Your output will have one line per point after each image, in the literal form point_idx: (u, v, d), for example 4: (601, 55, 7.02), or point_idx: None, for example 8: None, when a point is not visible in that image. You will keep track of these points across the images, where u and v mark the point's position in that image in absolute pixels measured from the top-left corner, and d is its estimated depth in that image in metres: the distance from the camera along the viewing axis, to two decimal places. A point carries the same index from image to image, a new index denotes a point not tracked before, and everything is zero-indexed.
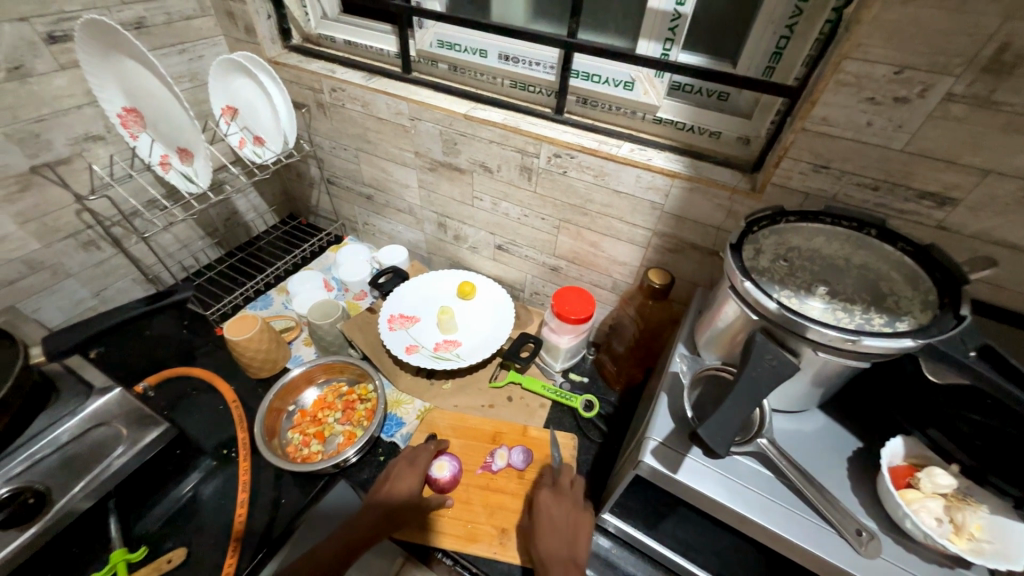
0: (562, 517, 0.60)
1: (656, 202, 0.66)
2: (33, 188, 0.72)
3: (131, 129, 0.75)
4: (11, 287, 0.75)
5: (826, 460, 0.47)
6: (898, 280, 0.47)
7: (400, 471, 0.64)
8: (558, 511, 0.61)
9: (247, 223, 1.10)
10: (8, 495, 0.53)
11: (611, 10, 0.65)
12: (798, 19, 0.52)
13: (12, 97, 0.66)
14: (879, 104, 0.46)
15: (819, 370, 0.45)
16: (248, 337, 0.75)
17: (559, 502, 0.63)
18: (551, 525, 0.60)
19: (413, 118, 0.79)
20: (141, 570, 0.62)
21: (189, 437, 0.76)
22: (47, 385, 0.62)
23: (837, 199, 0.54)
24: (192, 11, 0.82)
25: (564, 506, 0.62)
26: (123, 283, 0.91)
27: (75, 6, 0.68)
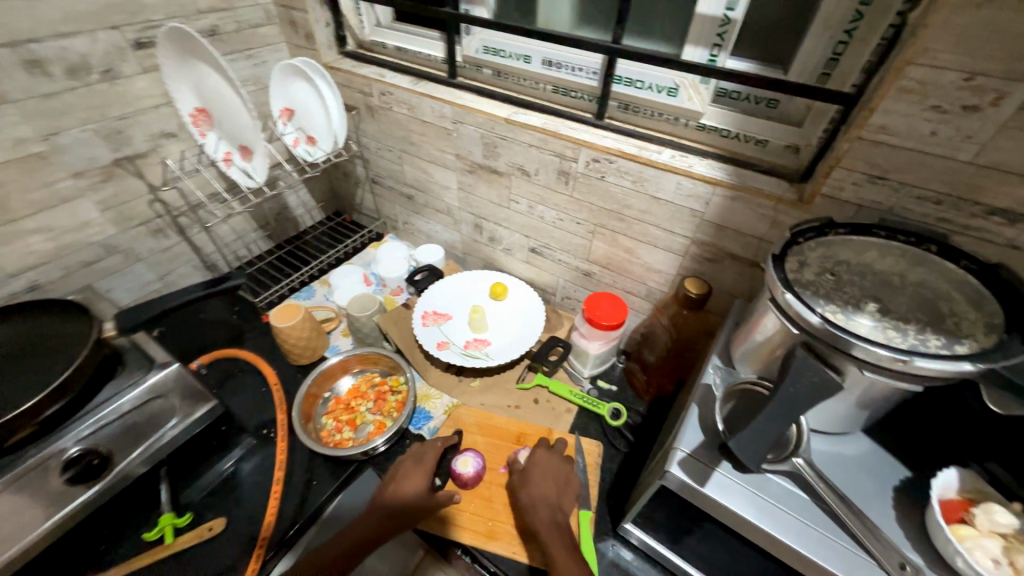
0: (548, 471, 0.66)
1: (696, 210, 0.65)
2: (114, 179, 0.79)
3: (200, 128, 0.82)
4: (91, 267, 0.83)
5: (869, 488, 0.44)
6: (959, 301, 0.44)
7: (406, 470, 0.66)
8: (545, 467, 0.66)
9: (296, 218, 1.16)
10: (78, 454, 0.59)
11: (657, 16, 0.64)
12: (857, 23, 0.50)
13: (102, 97, 0.73)
14: (946, 113, 0.43)
15: (866, 391, 0.43)
16: (292, 324, 0.80)
17: (548, 460, 0.67)
18: (538, 478, 0.65)
19: (456, 122, 0.82)
20: (185, 535, 0.67)
21: (234, 415, 0.81)
22: (115, 356, 0.67)
23: (894, 213, 0.51)
24: (260, 20, 0.89)
25: (552, 462, 0.67)
26: (184, 269, 0.99)
27: (160, 16, 0.75)
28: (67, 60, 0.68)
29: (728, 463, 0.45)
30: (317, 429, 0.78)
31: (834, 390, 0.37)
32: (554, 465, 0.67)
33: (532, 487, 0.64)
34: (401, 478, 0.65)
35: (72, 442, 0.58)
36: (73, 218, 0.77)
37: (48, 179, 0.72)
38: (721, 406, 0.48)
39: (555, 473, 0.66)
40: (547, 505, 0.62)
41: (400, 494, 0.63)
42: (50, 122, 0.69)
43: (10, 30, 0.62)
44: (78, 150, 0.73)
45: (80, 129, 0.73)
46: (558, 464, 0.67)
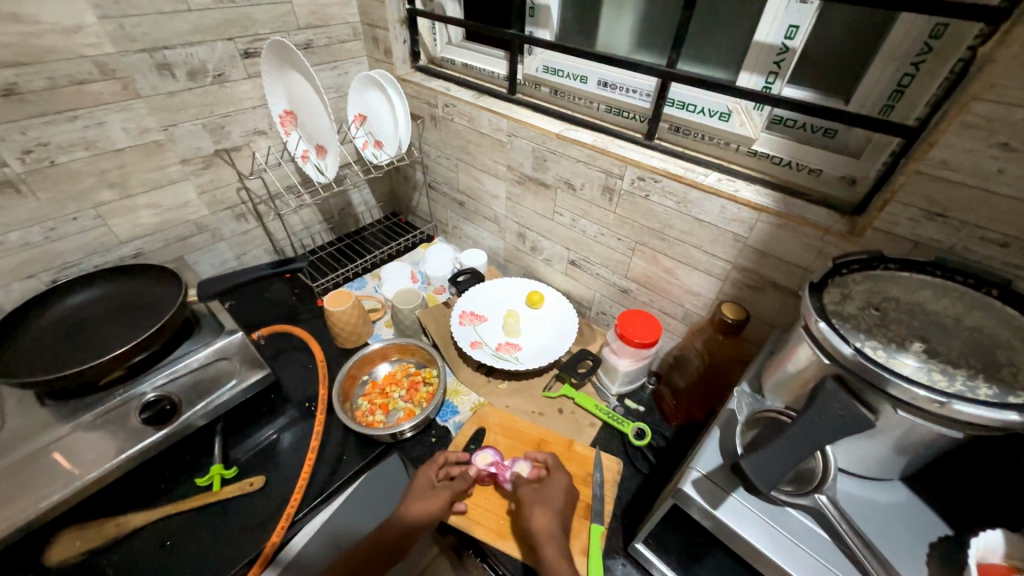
0: (556, 496, 0.64)
1: (739, 235, 0.64)
2: (212, 167, 0.92)
3: (286, 127, 0.93)
4: (184, 241, 0.95)
5: (900, 539, 0.42)
6: (1019, 350, 0.41)
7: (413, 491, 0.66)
8: (552, 492, 0.64)
9: (357, 215, 1.26)
10: (154, 399, 0.68)
11: (715, 43, 0.66)
12: (925, 57, 0.49)
13: (213, 97, 0.85)
14: (1015, 151, 0.41)
15: (902, 435, 0.41)
16: (342, 309, 0.87)
17: (555, 486, 0.65)
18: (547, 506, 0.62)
19: (510, 135, 0.86)
20: (230, 486, 0.73)
21: (283, 386, 0.89)
22: (193, 321, 0.78)
23: (954, 252, 0.48)
24: (347, 36, 1.00)
25: (558, 489, 0.65)
26: (257, 252, 1.10)
27: (266, 30, 0.87)
28: (189, 65, 0.80)
29: (744, 489, 0.44)
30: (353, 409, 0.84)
31: (862, 427, 0.35)
32: (561, 490, 0.65)
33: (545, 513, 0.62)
34: (411, 495, 0.66)
35: (150, 387, 0.68)
36: (176, 198, 0.90)
37: (162, 163, 0.84)
38: (743, 431, 0.47)
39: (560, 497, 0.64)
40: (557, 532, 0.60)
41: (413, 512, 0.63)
42: (170, 115, 0.82)
43: (151, 38, 0.74)
44: (188, 140, 0.86)
45: (192, 123, 0.85)
46: (565, 490, 0.65)
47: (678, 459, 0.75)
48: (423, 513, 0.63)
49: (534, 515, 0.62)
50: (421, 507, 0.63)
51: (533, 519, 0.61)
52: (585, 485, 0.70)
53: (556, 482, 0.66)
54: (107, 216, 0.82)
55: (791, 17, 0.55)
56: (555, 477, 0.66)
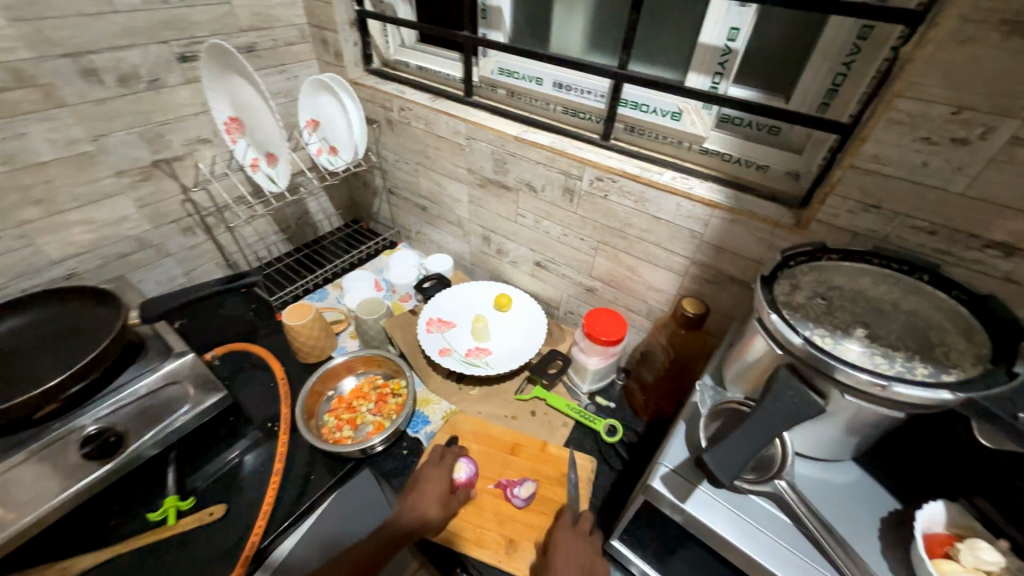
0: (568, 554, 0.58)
1: (696, 231, 0.66)
2: (152, 179, 0.86)
3: (232, 135, 0.88)
4: (124, 259, 0.89)
5: (855, 518, 0.44)
6: (950, 331, 0.44)
7: (419, 493, 0.64)
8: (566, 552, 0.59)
9: (315, 223, 1.22)
10: (95, 432, 0.62)
11: (664, 44, 0.67)
12: (855, 57, 0.52)
13: (147, 104, 0.80)
14: (936, 145, 0.44)
15: (850, 417, 0.43)
16: (302, 323, 0.83)
17: (567, 543, 0.60)
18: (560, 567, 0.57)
19: (469, 138, 0.85)
20: (187, 519, 0.68)
21: (242, 407, 0.84)
22: (138, 344, 0.72)
23: (890, 242, 0.51)
24: (294, 38, 0.96)
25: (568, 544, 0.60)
26: (208, 266, 1.04)
27: (204, 33, 0.82)
28: (119, 70, 0.75)
29: (709, 481, 0.46)
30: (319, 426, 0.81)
31: (813, 412, 0.38)
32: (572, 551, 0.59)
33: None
34: (415, 498, 0.64)
35: (91, 420, 0.62)
36: (112, 213, 0.83)
37: (95, 176, 0.78)
38: (706, 424, 0.49)
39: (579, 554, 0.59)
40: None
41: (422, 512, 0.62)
42: (101, 125, 0.76)
43: (74, 42, 0.69)
44: (123, 151, 0.80)
45: (126, 132, 0.79)
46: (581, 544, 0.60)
47: (650, 453, 0.77)
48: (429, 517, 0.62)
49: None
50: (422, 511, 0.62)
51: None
52: (560, 486, 0.70)
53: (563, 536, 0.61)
54: (34, 235, 0.75)
55: (732, 19, 0.57)
56: (560, 534, 0.62)
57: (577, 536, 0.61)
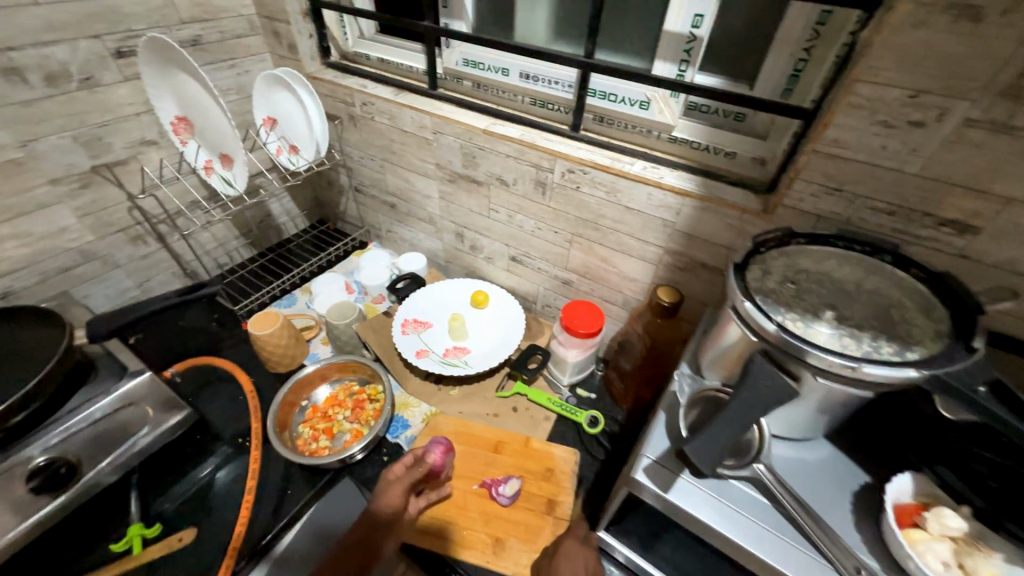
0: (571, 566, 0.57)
1: (668, 220, 0.66)
2: (93, 186, 0.79)
3: (181, 136, 0.82)
4: (67, 273, 0.82)
5: (830, 494, 0.45)
6: (911, 308, 0.45)
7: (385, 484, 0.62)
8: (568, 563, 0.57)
9: (279, 226, 1.16)
10: (44, 463, 0.57)
11: (628, 32, 0.66)
12: (815, 42, 0.52)
13: (81, 104, 0.73)
14: (893, 128, 0.45)
15: (822, 399, 0.44)
16: (269, 332, 0.80)
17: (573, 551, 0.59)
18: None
19: (436, 132, 0.83)
20: (154, 547, 0.65)
21: (210, 424, 0.80)
22: (88, 365, 0.67)
23: (853, 224, 0.52)
24: (243, 30, 0.90)
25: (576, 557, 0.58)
26: (163, 277, 0.98)
27: (141, 26, 0.76)
28: (46, 68, 0.68)
29: (691, 470, 0.46)
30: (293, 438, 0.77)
31: (785, 397, 0.37)
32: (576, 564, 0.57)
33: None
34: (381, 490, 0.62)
35: (40, 450, 0.58)
36: (49, 225, 0.77)
37: (26, 185, 0.72)
38: (685, 412, 0.49)
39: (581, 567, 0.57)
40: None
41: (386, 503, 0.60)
42: (28, 128, 0.69)
43: None
44: (57, 157, 0.74)
45: (59, 136, 0.73)
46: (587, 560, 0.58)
47: (632, 441, 0.77)
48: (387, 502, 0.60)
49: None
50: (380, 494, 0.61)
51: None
52: (545, 481, 0.70)
53: (569, 550, 0.59)
54: None
55: (694, 6, 0.57)
56: (569, 543, 0.60)
57: (584, 548, 0.59)
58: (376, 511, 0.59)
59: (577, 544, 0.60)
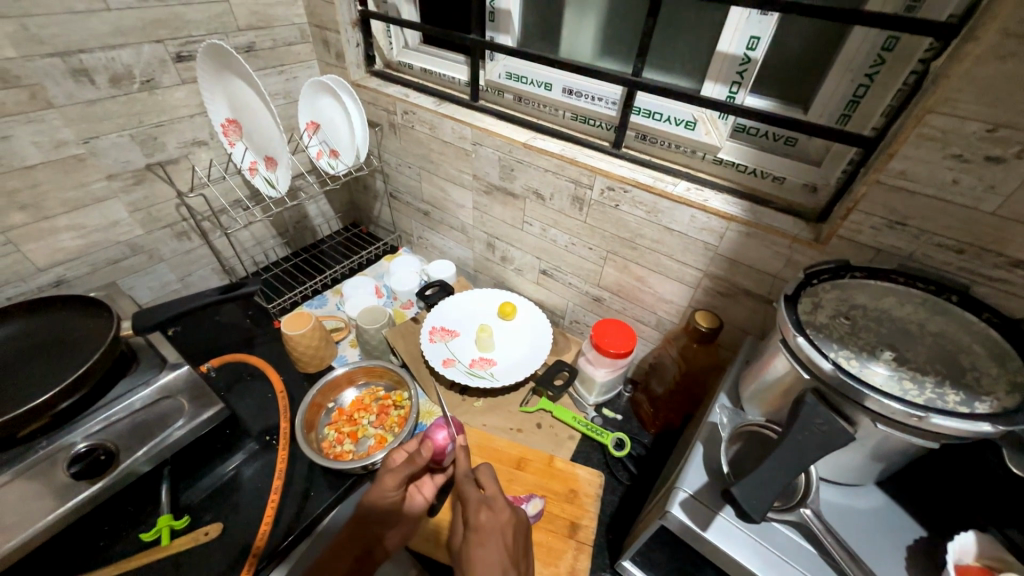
0: (487, 547, 0.50)
1: (710, 243, 0.64)
2: (145, 183, 0.83)
3: (230, 138, 0.86)
4: (115, 265, 0.86)
5: (883, 547, 0.42)
6: (980, 355, 0.43)
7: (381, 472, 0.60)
8: (484, 551, 0.49)
9: (315, 227, 1.19)
10: (86, 449, 0.59)
11: (678, 51, 0.66)
12: (879, 68, 0.50)
13: (140, 105, 0.77)
14: (968, 162, 0.42)
15: (879, 445, 0.41)
16: (301, 332, 0.81)
17: (491, 541, 0.51)
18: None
19: (475, 144, 0.83)
20: (181, 539, 0.66)
21: (239, 419, 0.82)
22: (131, 355, 0.69)
23: (915, 259, 0.50)
24: (294, 38, 0.93)
25: (491, 536, 0.51)
26: (203, 271, 1.01)
27: (201, 32, 0.79)
28: (111, 70, 0.72)
29: (731, 508, 0.44)
30: (319, 439, 0.78)
31: (844, 441, 0.36)
32: (495, 548, 0.50)
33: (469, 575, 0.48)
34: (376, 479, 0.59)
35: (81, 437, 0.60)
36: (103, 218, 0.80)
37: (84, 180, 0.75)
38: (726, 446, 0.47)
39: (501, 547, 0.50)
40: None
41: (380, 497, 0.57)
42: (91, 126, 0.73)
43: (63, 41, 0.66)
44: (115, 154, 0.77)
45: (118, 134, 0.76)
46: (499, 537, 0.51)
47: (657, 467, 0.75)
48: (383, 495, 0.57)
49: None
50: (375, 487, 0.58)
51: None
52: (568, 502, 0.68)
53: (482, 524, 0.52)
54: (20, 241, 0.72)
55: (751, 28, 0.56)
56: (488, 530, 0.52)
57: (504, 523, 0.53)
58: (373, 505, 0.57)
59: (490, 518, 0.53)
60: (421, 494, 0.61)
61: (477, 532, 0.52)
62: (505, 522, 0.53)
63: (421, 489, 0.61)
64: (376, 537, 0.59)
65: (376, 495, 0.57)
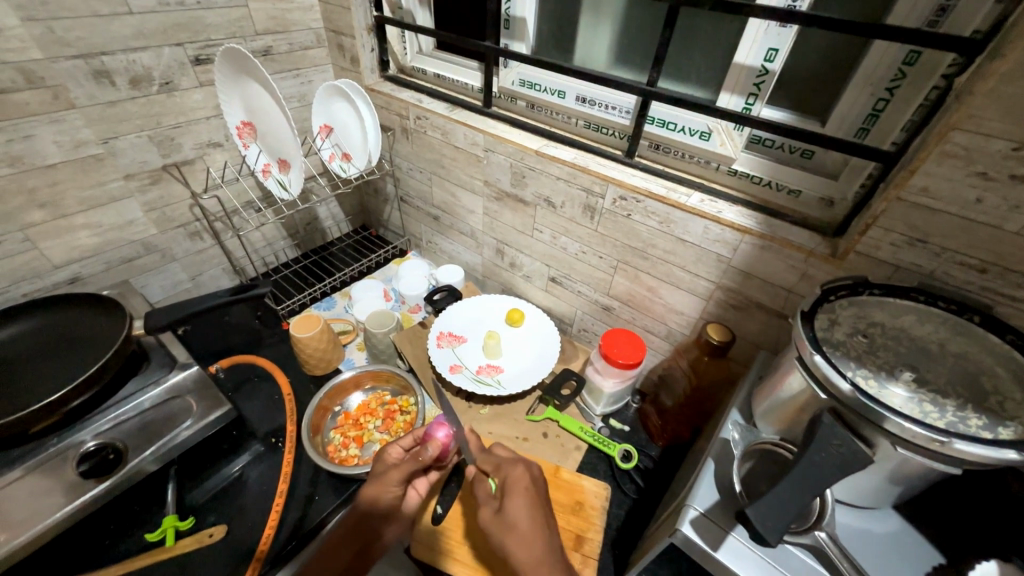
0: (524, 502, 0.52)
1: (723, 255, 0.64)
2: (161, 183, 0.84)
3: (244, 139, 0.87)
4: (129, 263, 0.87)
5: (900, 573, 0.41)
6: (1003, 378, 0.42)
7: (379, 472, 0.60)
8: (521, 502, 0.52)
9: (325, 229, 1.20)
10: (95, 448, 0.60)
11: (694, 61, 0.65)
12: (900, 82, 0.50)
13: (159, 107, 0.78)
14: (992, 180, 0.41)
15: (898, 468, 0.40)
16: (310, 334, 0.81)
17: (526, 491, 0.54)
18: (517, 529, 0.50)
19: (486, 150, 0.83)
20: (186, 540, 0.66)
21: (246, 420, 0.82)
22: (142, 354, 0.70)
23: (934, 277, 0.49)
24: (311, 43, 0.94)
25: (522, 491, 0.53)
26: (214, 271, 1.02)
27: (220, 36, 0.80)
28: (131, 72, 0.73)
29: (743, 527, 0.43)
30: (324, 443, 0.78)
31: (861, 463, 0.36)
32: (529, 500, 0.53)
33: (517, 542, 0.50)
34: (374, 476, 0.59)
35: (91, 435, 0.60)
36: (119, 217, 0.81)
37: (102, 179, 0.76)
38: (738, 465, 0.47)
39: (534, 501, 0.53)
40: (542, 524, 0.51)
41: (381, 495, 0.58)
42: (110, 127, 0.74)
43: (86, 43, 0.67)
44: (132, 154, 0.78)
45: (136, 135, 0.77)
46: (528, 491, 0.54)
47: (665, 481, 0.74)
48: (383, 492, 0.58)
49: (510, 545, 0.50)
50: (376, 483, 0.58)
51: (511, 552, 0.49)
52: (573, 515, 0.67)
53: (516, 478, 0.55)
54: (38, 239, 0.73)
55: (770, 39, 0.55)
56: (521, 486, 0.54)
57: (531, 476, 0.56)
58: (374, 502, 0.57)
59: (523, 477, 0.56)
60: (416, 491, 0.63)
61: (510, 492, 0.54)
62: (522, 477, 0.56)
63: (416, 487, 0.64)
64: (380, 530, 0.57)
65: (377, 492, 0.58)
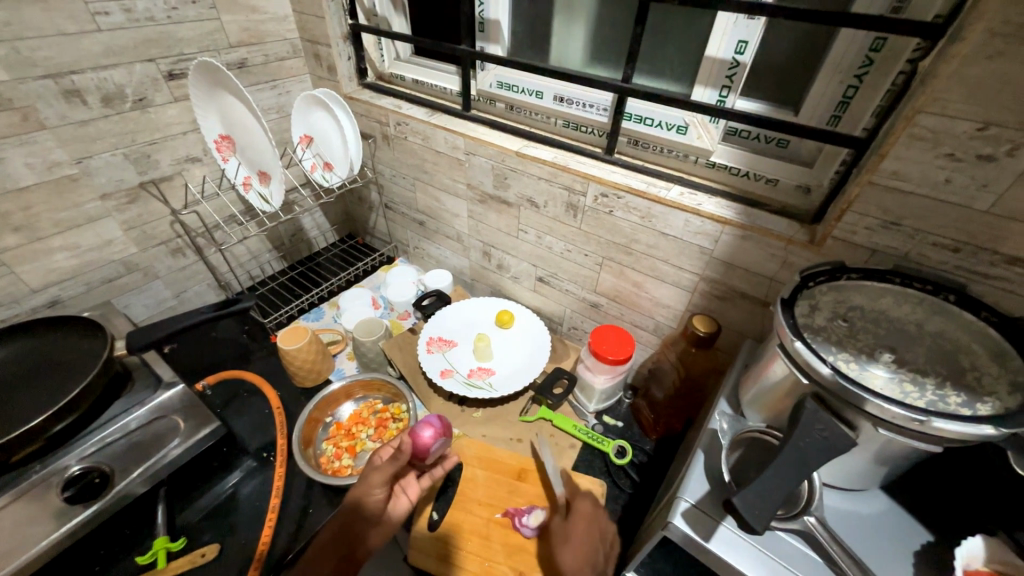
0: (586, 529, 0.60)
1: (705, 247, 0.64)
2: (139, 201, 0.83)
3: (223, 153, 0.86)
4: (110, 284, 0.85)
5: (890, 551, 0.42)
6: (981, 355, 0.42)
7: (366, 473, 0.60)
8: (586, 525, 0.60)
9: (311, 239, 1.19)
10: (80, 472, 0.59)
11: (667, 56, 0.66)
12: (868, 69, 0.50)
13: (133, 124, 0.77)
14: (959, 161, 0.42)
15: (882, 449, 0.41)
16: (298, 347, 0.80)
17: (589, 513, 0.62)
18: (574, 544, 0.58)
19: (467, 153, 0.83)
20: (177, 561, 0.64)
21: (236, 436, 0.81)
22: (126, 374, 0.69)
23: (910, 259, 0.50)
24: (286, 53, 0.94)
25: (592, 515, 0.62)
26: (199, 288, 1.01)
27: (193, 50, 0.80)
28: (103, 90, 0.72)
29: (733, 517, 0.43)
30: (316, 455, 0.77)
31: (844, 446, 0.36)
32: (595, 522, 0.61)
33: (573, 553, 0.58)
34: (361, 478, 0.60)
35: (76, 459, 0.59)
36: (97, 237, 0.80)
37: (78, 200, 0.75)
38: (728, 455, 0.47)
39: (594, 529, 0.60)
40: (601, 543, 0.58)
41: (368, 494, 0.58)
42: (83, 147, 0.73)
43: (54, 63, 0.66)
44: (108, 173, 0.77)
45: (111, 153, 0.76)
46: (595, 516, 0.61)
47: (661, 474, 0.74)
48: (368, 492, 0.58)
49: (566, 556, 0.58)
50: (363, 486, 0.58)
51: (567, 562, 0.57)
52: None
53: (584, 506, 0.63)
54: (13, 263, 0.72)
55: (739, 32, 0.56)
56: (585, 505, 0.63)
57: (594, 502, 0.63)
58: (359, 503, 0.57)
59: (591, 507, 0.63)
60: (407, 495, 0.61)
61: (579, 513, 0.62)
62: (591, 502, 0.63)
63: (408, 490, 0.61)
64: (364, 534, 0.56)
65: (363, 491, 0.58)
